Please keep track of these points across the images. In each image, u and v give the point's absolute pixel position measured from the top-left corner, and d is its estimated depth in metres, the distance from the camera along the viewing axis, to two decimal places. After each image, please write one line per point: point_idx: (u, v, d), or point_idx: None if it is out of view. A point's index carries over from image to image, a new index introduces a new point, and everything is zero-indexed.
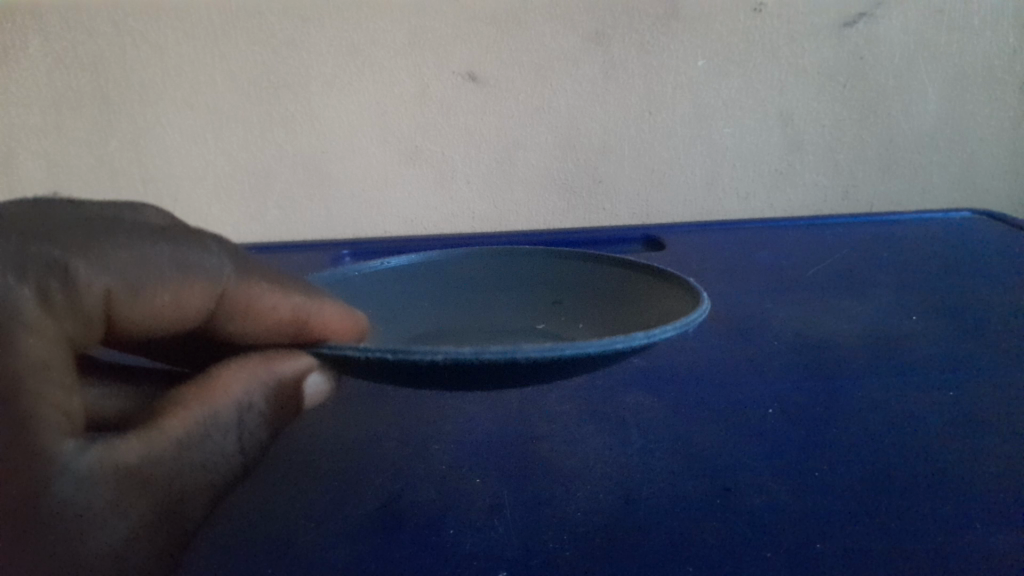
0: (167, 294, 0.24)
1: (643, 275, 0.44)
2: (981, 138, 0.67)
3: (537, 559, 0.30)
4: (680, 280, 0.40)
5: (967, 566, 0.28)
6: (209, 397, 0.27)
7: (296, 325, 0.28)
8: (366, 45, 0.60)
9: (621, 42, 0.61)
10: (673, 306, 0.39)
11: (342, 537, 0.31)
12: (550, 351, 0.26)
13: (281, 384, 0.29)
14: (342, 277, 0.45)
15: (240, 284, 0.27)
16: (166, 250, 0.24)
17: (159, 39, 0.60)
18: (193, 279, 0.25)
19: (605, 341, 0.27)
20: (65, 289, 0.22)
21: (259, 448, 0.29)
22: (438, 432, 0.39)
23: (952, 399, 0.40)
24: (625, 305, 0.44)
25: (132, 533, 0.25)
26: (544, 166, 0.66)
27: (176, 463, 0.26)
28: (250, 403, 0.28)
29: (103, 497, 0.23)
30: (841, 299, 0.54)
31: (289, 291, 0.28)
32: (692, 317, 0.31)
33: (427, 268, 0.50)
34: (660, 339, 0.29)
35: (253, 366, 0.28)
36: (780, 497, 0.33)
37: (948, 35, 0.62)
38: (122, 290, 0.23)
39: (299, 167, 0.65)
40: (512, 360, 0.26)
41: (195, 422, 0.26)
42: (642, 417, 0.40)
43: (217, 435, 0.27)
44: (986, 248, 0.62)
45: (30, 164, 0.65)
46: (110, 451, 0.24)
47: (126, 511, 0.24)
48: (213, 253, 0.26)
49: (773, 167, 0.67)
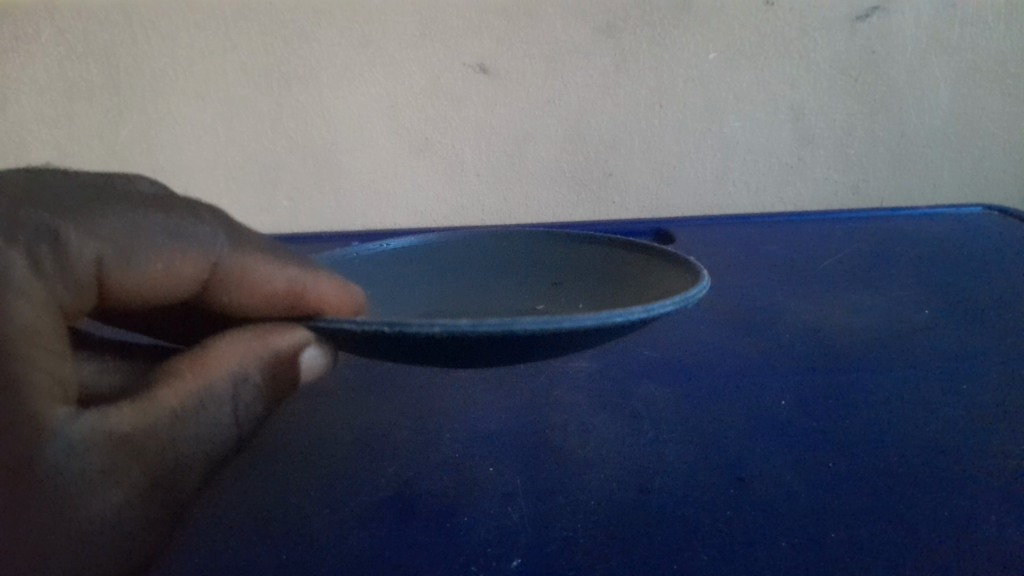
0: (159, 263, 0.25)
1: (643, 257, 0.44)
2: (992, 134, 0.67)
3: (550, 547, 0.30)
4: (682, 260, 0.40)
5: (982, 558, 0.28)
6: (204, 369, 0.26)
7: (292, 297, 0.28)
8: (377, 37, 0.60)
9: (632, 34, 0.60)
10: (674, 285, 0.39)
11: (356, 520, 0.31)
12: (546, 324, 0.26)
13: (278, 357, 0.28)
14: (339, 260, 0.45)
15: (234, 255, 0.27)
16: (158, 220, 0.25)
17: (170, 30, 0.60)
18: (186, 248, 0.25)
19: (602, 315, 0.27)
20: (57, 255, 0.22)
21: (256, 424, 0.29)
22: (449, 420, 0.39)
23: (964, 393, 0.40)
24: (624, 286, 0.44)
25: (124, 504, 0.24)
26: (554, 159, 0.66)
27: (170, 434, 0.25)
28: (247, 376, 0.27)
29: (93, 464, 0.23)
30: (851, 293, 0.54)
31: (284, 263, 0.28)
32: (689, 294, 0.31)
33: (425, 252, 0.50)
34: (658, 315, 0.29)
35: (250, 339, 0.28)
36: (794, 488, 0.33)
37: (960, 30, 0.62)
38: (111, 257, 0.23)
39: (308, 159, 0.65)
40: (510, 332, 0.26)
41: (189, 392, 0.26)
42: (654, 408, 0.40)
43: (212, 408, 0.27)
44: (996, 244, 0.62)
45: (41, 154, 0.65)
46: (103, 418, 0.23)
47: (116, 480, 0.24)
48: (206, 224, 0.26)
49: (783, 161, 0.67)
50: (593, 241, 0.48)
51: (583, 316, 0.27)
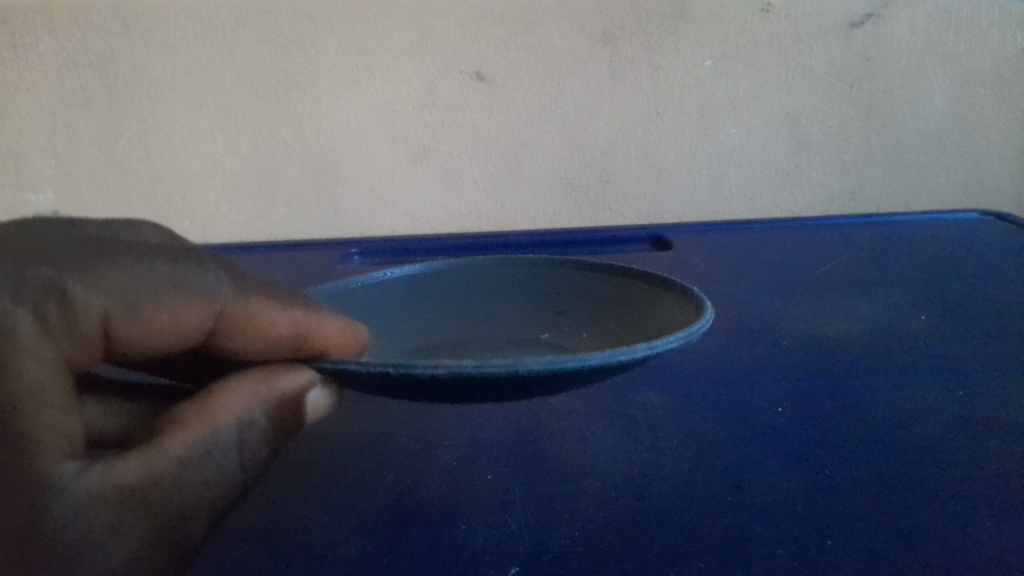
0: (165, 313, 0.25)
1: (646, 287, 0.45)
2: (987, 139, 0.67)
3: (549, 555, 0.30)
4: (686, 291, 0.40)
5: (977, 562, 0.28)
6: (209, 414, 0.26)
7: (296, 340, 0.29)
8: (374, 45, 0.61)
9: (628, 41, 0.61)
10: (676, 317, 0.39)
11: (356, 531, 0.32)
12: (550, 364, 0.27)
13: (282, 400, 0.28)
14: (342, 289, 0.45)
15: (238, 301, 0.27)
16: (164, 270, 0.25)
17: (168, 39, 0.60)
18: (191, 297, 0.25)
19: (607, 354, 0.27)
20: (62, 310, 0.22)
21: (261, 468, 0.28)
22: (449, 428, 0.40)
23: (960, 399, 0.40)
24: (628, 315, 0.44)
25: (131, 555, 0.24)
26: (551, 165, 0.66)
27: (175, 483, 0.25)
28: (251, 421, 0.27)
29: (101, 518, 0.23)
30: (848, 299, 0.54)
31: (288, 306, 0.28)
32: (693, 329, 0.31)
33: (427, 279, 0.50)
34: (662, 350, 0.29)
35: (254, 383, 0.27)
36: (790, 493, 0.33)
37: (955, 36, 0.62)
38: (118, 310, 0.23)
39: (306, 166, 0.65)
40: (512, 373, 0.27)
41: (194, 440, 0.25)
42: (653, 416, 0.40)
43: (217, 454, 0.26)
44: (992, 248, 0.62)
45: (38, 162, 0.65)
46: (109, 472, 0.24)
47: (123, 533, 0.24)
48: (210, 273, 0.26)
49: (780, 167, 0.67)
50: (595, 270, 0.48)
51: (587, 355, 0.27)
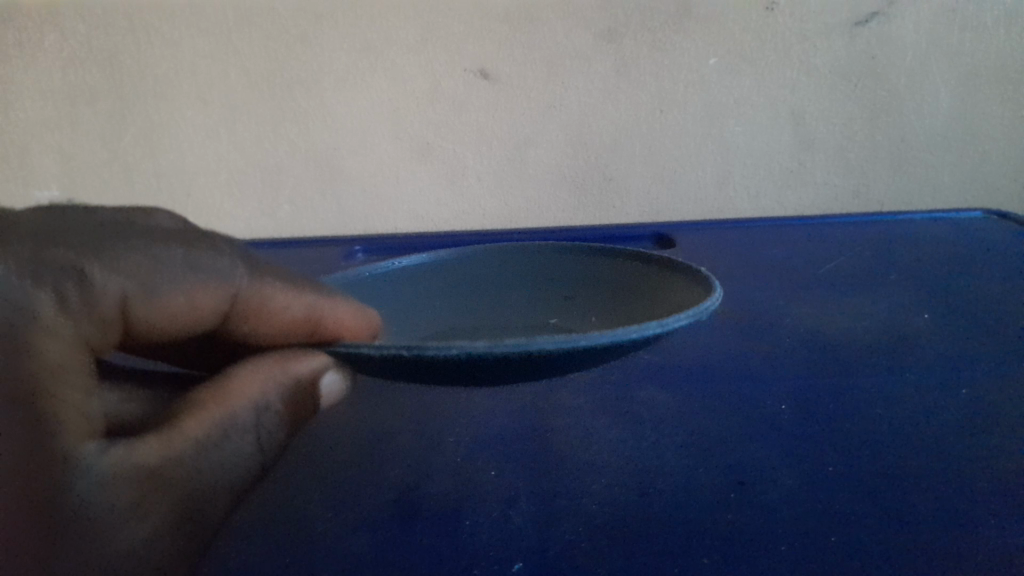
0: (181, 295, 0.25)
1: (654, 269, 0.45)
2: (991, 137, 0.67)
3: (554, 549, 0.30)
4: (694, 270, 0.41)
5: (981, 558, 0.28)
6: (225, 399, 0.27)
7: (309, 325, 0.29)
8: (379, 42, 0.61)
9: (632, 39, 0.61)
10: (686, 298, 0.40)
11: (362, 526, 0.32)
12: (562, 343, 0.27)
13: (297, 383, 0.29)
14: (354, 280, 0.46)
15: (253, 284, 0.27)
16: (180, 253, 0.25)
17: (173, 35, 0.60)
18: (207, 280, 0.25)
19: (618, 333, 0.28)
20: (81, 290, 0.22)
21: (278, 450, 0.29)
22: (454, 423, 0.40)
23: (964, 398, 0.40)
24: (636, 299, 0.45)
25: (154, 535, 0.25)
26: (555, 162, 0.66)
27: (194, 466, 0.25)
28: (267, 404, 0.28)
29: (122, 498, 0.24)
30: (852, 297, 0.54)
31: (302, 291, 0.29)
32: (703, 309, 0.32)
33: (435, 269, 0.51)
34: (674, 328, 0.30)
35: (269, 366, 0.28)
36: (794, 489, 0.33)
37: (960, 34, 0.62)
38: (136, 291, 0.23)
39: (312, 164, 0.65)
40: (526, 353, 0.27)
41: (211, 423, 0.26)
42: (657, 412, 0.41)
43: (235, 437, 0.27)
44: (996, 247, 0.62)
45: (43, 158, 0.65)
46: (129, 454, 0.24)
47: (145, 514, 0.24)
48: (225, 256, 0.26)
49: (783, 165, 0.67)
50: (602, 255, 0.49)
51: (599, 334, 0.27)
